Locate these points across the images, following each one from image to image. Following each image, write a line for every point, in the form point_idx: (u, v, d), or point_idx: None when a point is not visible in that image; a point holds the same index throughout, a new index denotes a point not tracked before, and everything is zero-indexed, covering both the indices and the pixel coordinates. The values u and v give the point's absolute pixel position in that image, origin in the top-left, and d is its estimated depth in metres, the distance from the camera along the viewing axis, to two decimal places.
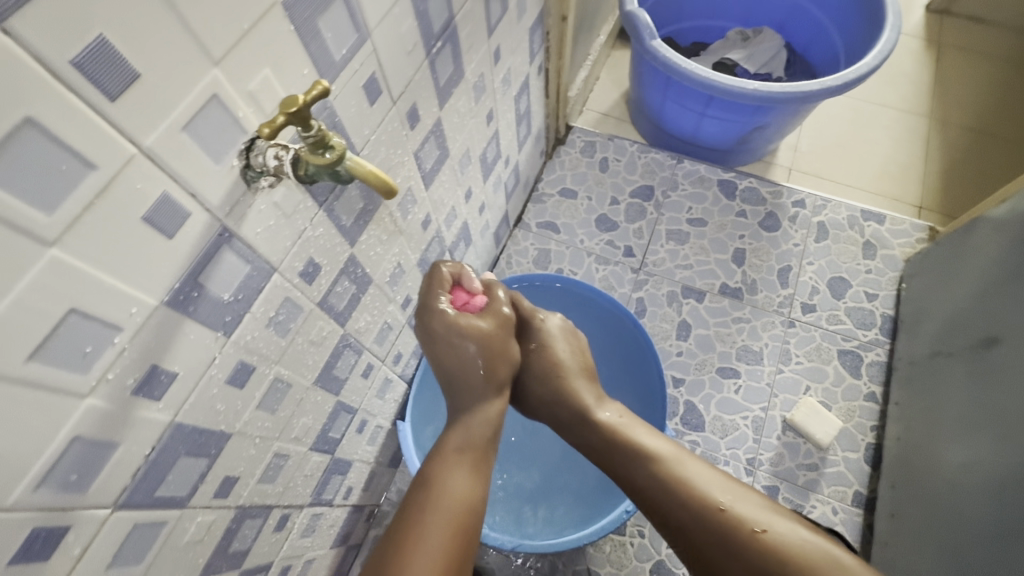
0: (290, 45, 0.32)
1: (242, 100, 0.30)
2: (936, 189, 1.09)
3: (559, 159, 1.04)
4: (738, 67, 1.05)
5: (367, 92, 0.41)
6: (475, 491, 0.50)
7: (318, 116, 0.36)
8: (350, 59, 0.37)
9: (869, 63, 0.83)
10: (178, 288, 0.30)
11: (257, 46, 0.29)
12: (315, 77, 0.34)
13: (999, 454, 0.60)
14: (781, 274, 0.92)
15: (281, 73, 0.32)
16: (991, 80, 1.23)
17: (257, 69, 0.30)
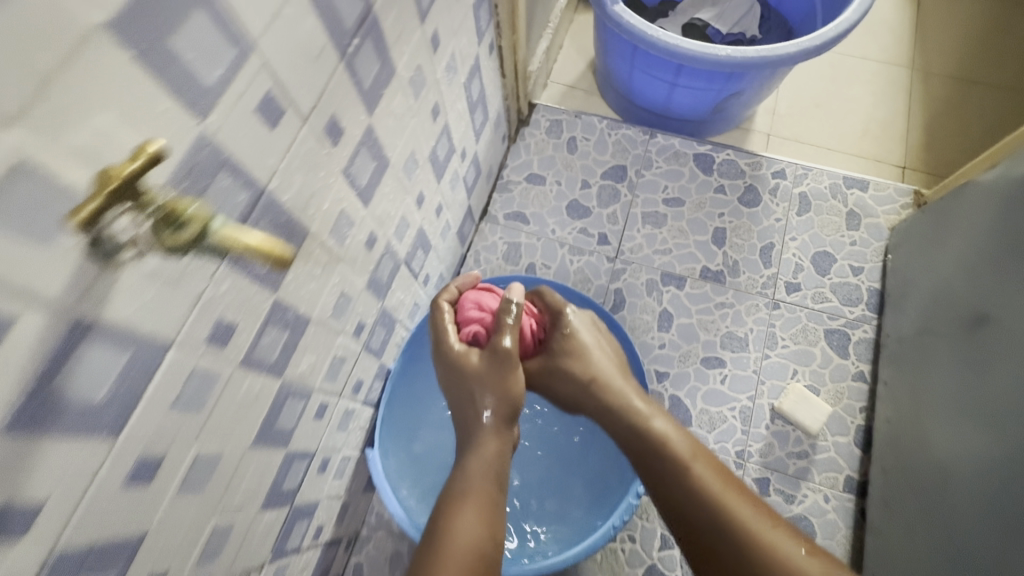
0: (133, 77, 0.24)
1: (69, 161, 0.23)
2: (919, 146, 1.04)
3: (524, 142, 0.97)
4: (710, 28, 0.96)
5: (264, 115, 0.33)
6: (488, 538, 0.45)
7: (194, 157, 0.29)
8: (230, 80, 0.30)
9: (850, 19, 0.77)
10: (24, 406, 0.24)
11: (76, 87, 0.22)
12: (180, 110, 0.27)
13: (989, 439, 0.57)
14: (764, 253, 0.87)
15: (125, 114, 0.25)
16: (974, 22, 1.16)
17: (85, 116, 0.23)
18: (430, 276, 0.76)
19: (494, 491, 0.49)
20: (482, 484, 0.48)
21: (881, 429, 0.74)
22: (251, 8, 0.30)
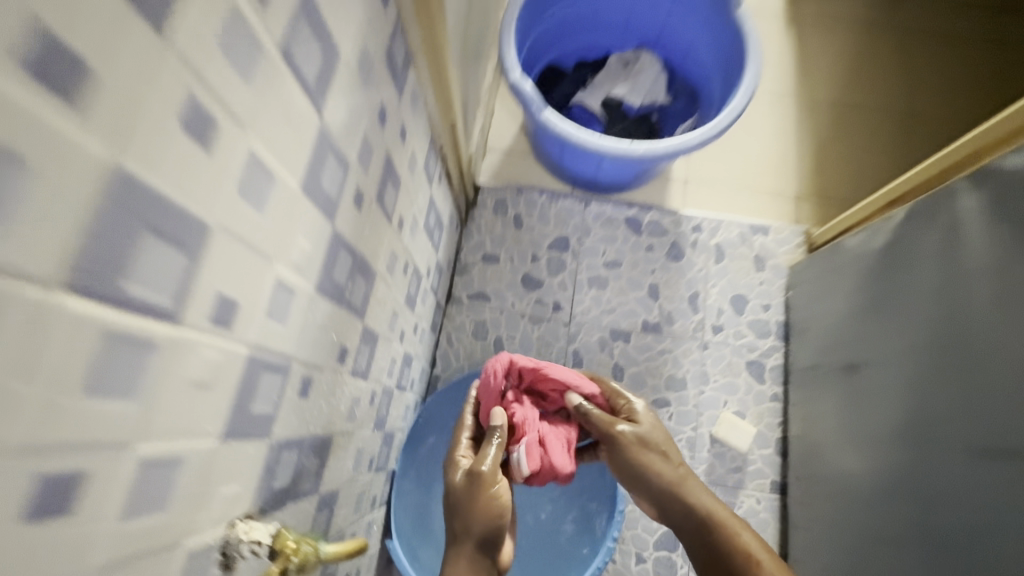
0: (235, 452, 0.34)
1: (210, 531, 0.33)
2: (811, 174, 1.20)
3: (475, 224, 1.07)
4: (625, 104, 1.09)
5: (303, 392, 0.43)
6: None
7: (268, 461, 0.39)
8: (283, 395, 0.40)
9: (739, 106, 0.93)
10: None
11: (211, 487, 0.32)
12: (259, 443, 0.37)
13: (872, 468, 0.75)
14: (691, 301, 1.03)
15: (234, 476, 0.35)
16: (848, 54, 1.32)
17: (216, 498, 0.33)
18: (414, 379, 0.87)
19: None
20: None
21: (794, 446, 0.93)
22: (289, 343, 0.39)
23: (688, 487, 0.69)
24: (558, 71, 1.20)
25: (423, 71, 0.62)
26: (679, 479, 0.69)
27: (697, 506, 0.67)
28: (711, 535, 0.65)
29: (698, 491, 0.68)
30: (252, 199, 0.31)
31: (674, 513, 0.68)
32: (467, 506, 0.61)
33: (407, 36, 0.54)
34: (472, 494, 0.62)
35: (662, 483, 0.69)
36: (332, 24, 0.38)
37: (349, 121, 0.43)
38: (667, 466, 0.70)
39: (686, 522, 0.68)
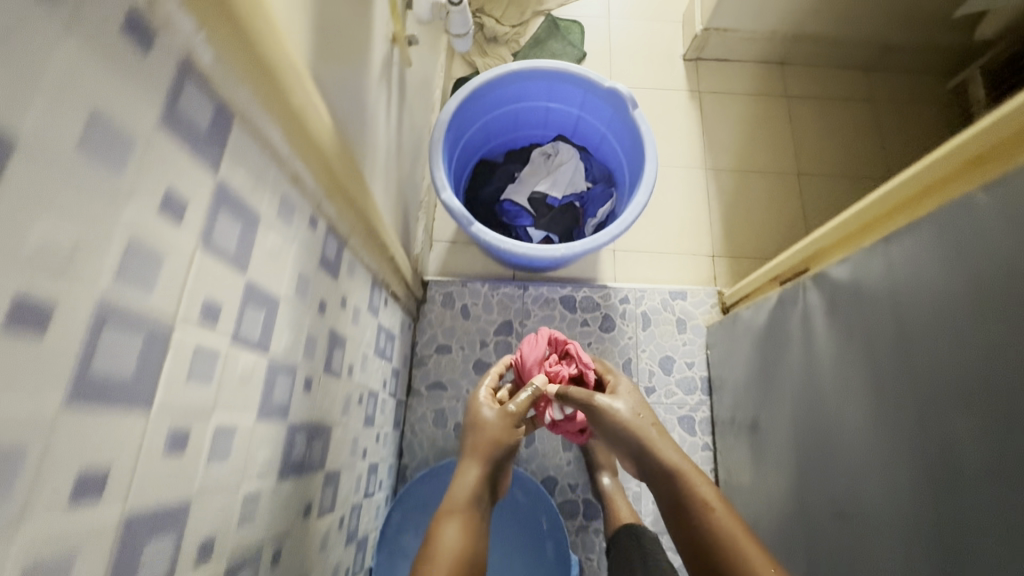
0: None
1: None
2: (722, 235, 1.37)
3: (426, 319, 1.18)
4: (548, 197, 1.23)
5: (274, 562, 0.53)
6: (467, 542, 0.67)
7: None
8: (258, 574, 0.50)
9: (641, 201, 1.07)
10: None
11: None
12: None
13: (778, 505, 0.88)
14: (625, 367, 1.16)
15: None
16: (744, 119, 1.50)
17: None
18: (382, 479, 0.97)
19: (472, 509, 0.74)
20: (464, 502, 0.73)
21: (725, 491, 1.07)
22: (259, 534, 0.50)
23: (656, 445, 0.76)
24: (490, 165, 1.35)
25: (358, 241, 0.74)
26: (648, 433, 0.78)
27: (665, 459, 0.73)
28: (671, 483, 0.71)
29: (662, 445, 0.76)
30: (218, 457, 0.42)
31: (646, 470, 0.76)
32: (480, 429, 0.85)
33: (337, 231, 0.66)
34: (484, 422, 0.85)
35: (632, 434, 0.79)
36: (267, 286, 0.49)
37: (292, 337, 0.54)
38: (640, 422, 0.80)
39: (653, 475, 0.74)
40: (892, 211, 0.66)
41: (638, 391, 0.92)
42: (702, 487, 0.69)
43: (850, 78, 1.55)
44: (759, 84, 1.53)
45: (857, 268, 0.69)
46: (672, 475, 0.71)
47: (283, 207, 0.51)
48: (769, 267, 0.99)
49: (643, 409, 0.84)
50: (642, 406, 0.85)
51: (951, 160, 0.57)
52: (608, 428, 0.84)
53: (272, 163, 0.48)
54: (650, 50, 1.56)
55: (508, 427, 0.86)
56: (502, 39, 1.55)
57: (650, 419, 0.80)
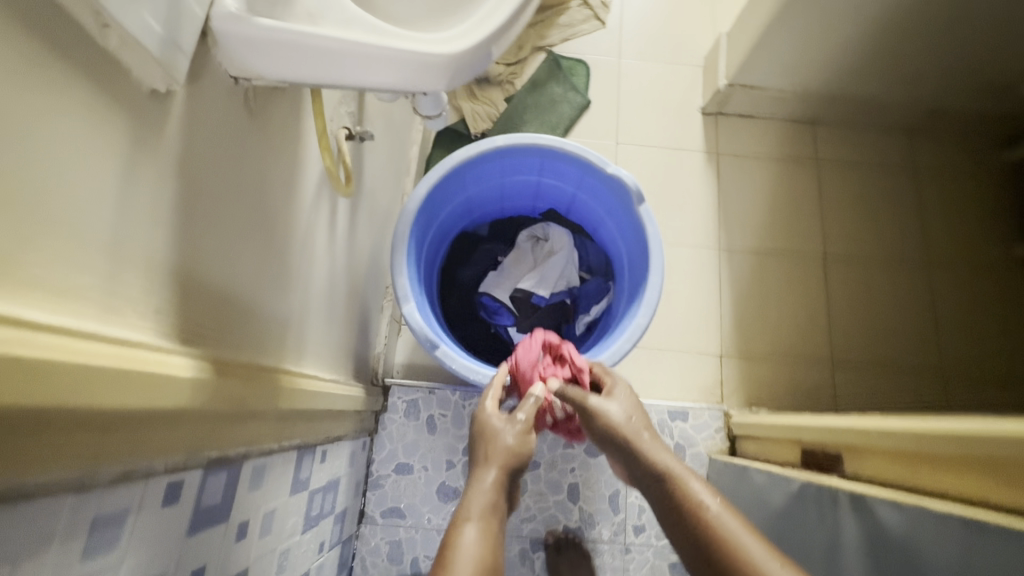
0: None
1: None
2: (733, 331, 1.20)
3: (386, 431, 1.03)
4: (534, 295, 1.05)
5: None
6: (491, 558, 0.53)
7: None
8: None
9: (641, 322, 0.88)
10: None
11: None
12: None
13: None
14: (612, 500, 1.01)
15: None
16: (766, 189, 1.30)
17: None
18: None
19: (493, 517, 0.59)
20: (483, 511, 0.58)
21: None
22: None
23: (644, 445, 0.67)
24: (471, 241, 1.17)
25: (271, 439, 0.58)
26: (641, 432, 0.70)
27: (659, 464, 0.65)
28: (668, 488, 0.61)
29: (655, 450, 0.67)
30: None
31: (645, 478, 0.65)
32: (493, 438, 0.70)
33: (227, 460, 0.50)
34: (499, 431, 0.70)
35: (621, 438, 0.69)
36: None
37: None
38: (633, 422, 0.71)
39: (645, 480, 0.65)
40: (965, 462, 0.50)
41: (634, 394, 0.80)
42: (695, 487, 0.60)
43: (889, 144, 1.36)
44: (785, 146, 1.34)
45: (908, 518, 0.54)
46: (671, 480, 0.62)
47: (101, 531, 0.35)
48: (793, 424, 0.82)
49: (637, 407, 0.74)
50: (637, 405, 0.75)
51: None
52: (600, 434, 0.72)
53: (69, 496, 0.32)
54: (665, 99, 1.35)
55: (526, 436, 0.70)
56: (495, 79, 1.35)
57: (645, 421, 0.72)
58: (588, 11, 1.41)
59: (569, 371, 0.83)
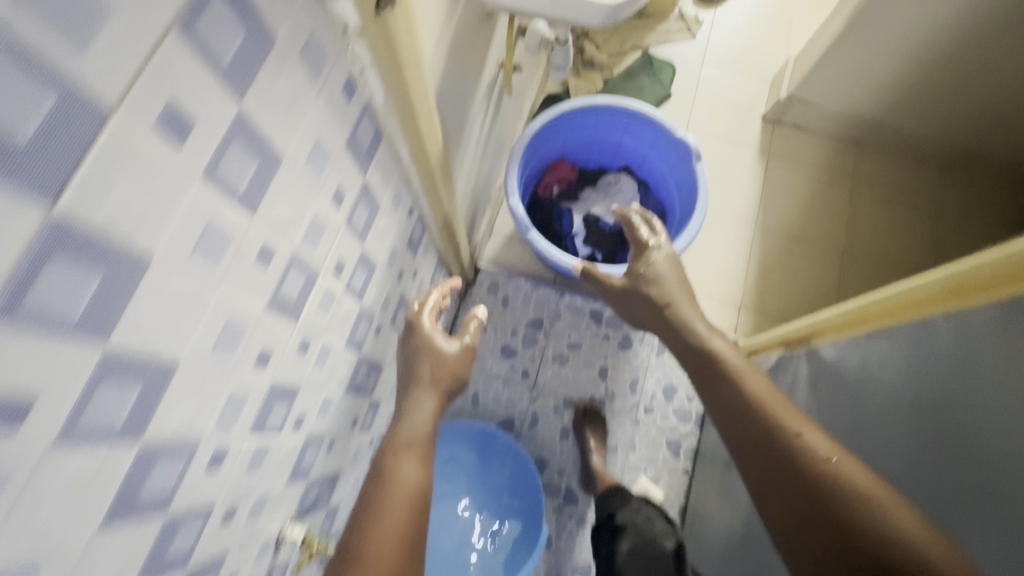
0: (287, 488, 0.63)
1: (272, 526, 0.62)
2: (754, 291, 1.47)
3: (471, 299, 1.36)
4: (601, 220, 1.38)
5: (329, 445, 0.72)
6: (421, 478, 0.67)
7: (308, 486, 0.69)
8: (315, 456, 0.68)
9: (682, 244, 1.19)
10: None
11: (279, 501, 0.62)
12: (299, 480, 0.66)
13: (723, 508, 1.07)
14: (631, 385, 1.30)
15: (286, 495, 0.63)
16: (804, 186, 1.57)
17: (278, 508, 0.62)
18: None
19: (426, 445, 0.72)
20: (421, 437, 0.72)
21: (690, 514, 1.20)
22: (327, 422, 0.69)
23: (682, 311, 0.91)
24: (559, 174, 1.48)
25: (435, 232, 0.92)
26: (675, 306, 0.92)
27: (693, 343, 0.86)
28: (704, 363, 0.82)
29: (693, 334, 0.87)
30: (319, 362, 0.61)
31: (690, 355, 0.86)
32: (436, 361, 0.81)
33: (424, 219, 0.84)
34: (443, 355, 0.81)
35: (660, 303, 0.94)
36: (373, 254, 0.67)
37: (377, 294, 0.73)
38: (663, 302, 0.93)
39: (687, 356, 0.86)
40: (946, 292, 0.64)
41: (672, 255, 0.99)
42: (732, 360, 0.80)
43: (920, 171, 1.59)
44: (828, 158, 1.60)
45: (841, 351, 0.81)
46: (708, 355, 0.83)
47: (396, 199, 0.69)
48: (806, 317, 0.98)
49: (672, 276, 0.97)
50: (670, 274, 0.97)
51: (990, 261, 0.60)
52: (635, 296, 0.97)
53: (396, 169, 0.66)
54: (733, 103, 1.65)
55: (463, 359, 0.82)
56: (597, 64, 1.68)
57: (676, 300, 0.93)
58: (683, 24, 1.73)
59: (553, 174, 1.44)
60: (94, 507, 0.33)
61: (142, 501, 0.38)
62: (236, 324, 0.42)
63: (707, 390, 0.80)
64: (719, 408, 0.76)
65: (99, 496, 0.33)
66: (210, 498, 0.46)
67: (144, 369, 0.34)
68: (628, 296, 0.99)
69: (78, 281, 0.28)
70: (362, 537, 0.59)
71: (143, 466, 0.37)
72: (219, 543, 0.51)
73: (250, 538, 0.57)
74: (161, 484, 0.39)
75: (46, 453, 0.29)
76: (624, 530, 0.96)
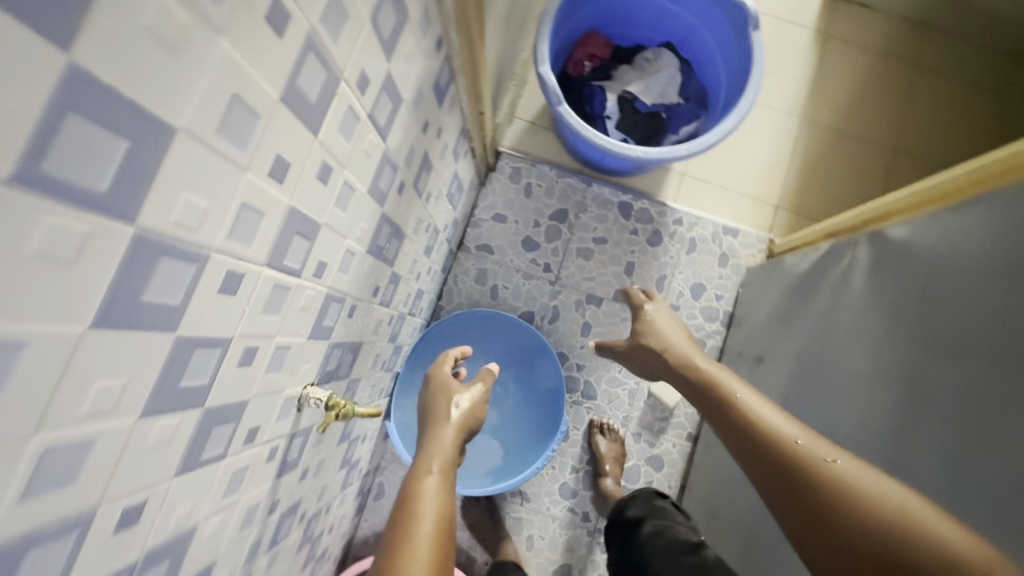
0: (308, 345, 0.57)
1: (293, 383, 0.56)
2: (795, 190, 1.35)
3: (491, 186, 1.26)
4: (637, 100, 1.24)
5: (350, 308, 0.66)
6: (447, 504, 0.55)
7: (330, 349, 0.64)
8: (335, 317, 0.62)
9: (730, 124, 1.06)
10: (283, 460, 0.61)
11: (300, 357, 0.56)
12: (320, 340, 0.60)
13: None
14: (658, 282, 1.24)
15: (308, 352, 0.58)
16: (862, 76, 1.41)
17: (299, 364, 0.56)
18: (422, 307, 1.11)
19: (450, 474, 0.60)
20: (442, 463, 0.60)
21: None
22: (349, 280, 0.62)
23: (681, 350, 0.85)
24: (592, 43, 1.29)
25: (462, 84, 0.80)
26: (672, 349, 0.87)
27: (699, 375, 0.80)
28: (713, 396, 0.75)
29: (697, 364, 0.82)
30: (341, 201, 0.52)
31: (697, 393, 0.79)
32: (452, 396, 0.70)
33: (452, 62, 0.72)
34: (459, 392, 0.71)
35: (658, 344, 0.89)
36: (398, 82, 0.56)
37: (401, 139, 0.63)
38: (660, 345, 0.89)
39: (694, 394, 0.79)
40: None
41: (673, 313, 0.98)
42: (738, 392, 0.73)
43: (989, 61, 1.42)
44: (890, 45, 1.42)
45: (917, 228, 0.73)
46: (709, 382, 0.77)
47: (426, 15, 0.57)
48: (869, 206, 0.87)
49: (672, 326, 0.92)
50: (670, 319, 0.94)
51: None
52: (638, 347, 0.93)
53: None
54: None
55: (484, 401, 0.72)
56: None
57: (672, 345, 0.87)
58: None
59: (584, 51, 1.27)
60: (81, 302, 0.26)
61: (144, 305, 0.31)
62: (245, 104, 0.33)
63: (722, 411, 0.73)
64: (734, 430, 0.70)
65: (89, 274, 0.26)
66: (224, 331, 0.40)
67: (129, 122, 0.25)
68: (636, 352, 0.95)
69: None
70: (391, 567, 0.48)
71: (143, 258, 0.29)
72: (242, 386, 0.46)
73: (272, 391, 0.52)
74: (165, 292, 0.32)
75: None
76: (642, 518, 0.98)
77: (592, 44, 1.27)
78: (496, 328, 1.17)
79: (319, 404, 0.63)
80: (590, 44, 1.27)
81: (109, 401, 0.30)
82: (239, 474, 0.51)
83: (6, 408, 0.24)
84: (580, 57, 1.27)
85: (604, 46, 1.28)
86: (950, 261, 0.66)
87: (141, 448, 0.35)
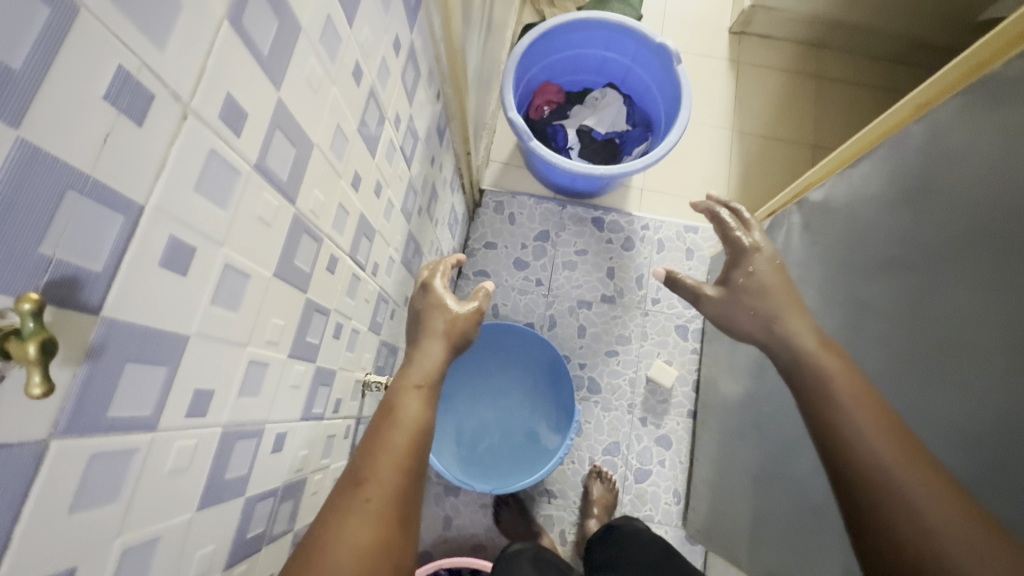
0: (368, 335, 0.70)
1: (359, 368, 0.69)
2: (739, 189, 1.57)
3: (479, 219, 1.44)
4: (594, 131, 1.48)
5: (391, 312, 0.79)
6: (426, 417, 0.61)
7: (380, 346, 0.77)
8: (382, 316, 0.75)
9: (674, 138, 1.27)
10: (352, 442, 0.72)
11: (364, 345, 0.69)
12: (374, 334, 0.73)
13: (735, 370, 1.18)
14: (638, 280, 1.41)
15: (368, 343, 0.70)
16: (773, 91, 1.68)
17: (362, 352, 0.69)
18: None
19: (435, 387, 0.67)
20: (427, 379, 0.66)
21: (703, 384, 1.33)
22: (391, 284, 0.76)
23: (788, 324, 0.70)
24: (548, 90, 1.51)
25: (454, 127, 0.97)
26: (784, 320, 0.70)
27: (819, 368, 0.63)
28: (820, 398, 0.61)
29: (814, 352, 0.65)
30: (386, 214, 0.67)
31: (802, 386, 0.64)
32: (441, 309, 0.76)
33: (447, 108, 0.90)
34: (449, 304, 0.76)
35: (767, 313, 0.72)
36: (417, 123, 0.73)
37: (419, 169, 0.79)
38: (770, 314, 0.72)
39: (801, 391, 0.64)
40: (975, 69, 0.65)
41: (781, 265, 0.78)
42: (850, 400, 0.59)
43: (872, 67, 1.71)
44: (791, 64, 1.71)
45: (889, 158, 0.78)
46: (818, 384, 0.62)
47: (429, 72, 0.75)
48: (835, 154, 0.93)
49: (781, 290, 0.74)
50: (778, 279, 0.75)
51: (936, 89, 0.71)
52: (729, 309, 0.76)
53: (432, 37, 0.71)
54: (701, 18, 1.73)
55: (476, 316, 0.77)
56: None
57: (783, 313, 0.71)
58: None
59: (543, 98, 1.49)
60: (269, 257, 0.40)
61: (294, 268, 0.44)
62: (341, 134, 0.49)
63: (839, 425, 0.58)
64: (835, 444, 0.57)
65: (276, 237, 0.40)
66: (327, 305, 0.53)
67: (296, 135, 0.40)
68: (726, 311, 0.77)
69: (266, 20, 0.33)
70: (366, 463, 0.55)
71: (296, 234, 0.43)
72: (333, 357, 0.58)
73: (348, 371, 0.64)
74: (304, 262, 0.46)
75: (248, 172, 0.35)
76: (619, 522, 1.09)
77: (548, 91, 1.50)
78: (506, 337, 1.29)
79: (377, 391, 0.75)
80: (546, 91, 1.50)
81: (276, 335, 0.43)
82: (329, 441, 0.62)
83: (238, 322, 0.37)
84: (540, 104, 1.49)
85: (558, 92, 1.51)
86: (875, 218, 0.78)
87: (286, 386, 0.47)
